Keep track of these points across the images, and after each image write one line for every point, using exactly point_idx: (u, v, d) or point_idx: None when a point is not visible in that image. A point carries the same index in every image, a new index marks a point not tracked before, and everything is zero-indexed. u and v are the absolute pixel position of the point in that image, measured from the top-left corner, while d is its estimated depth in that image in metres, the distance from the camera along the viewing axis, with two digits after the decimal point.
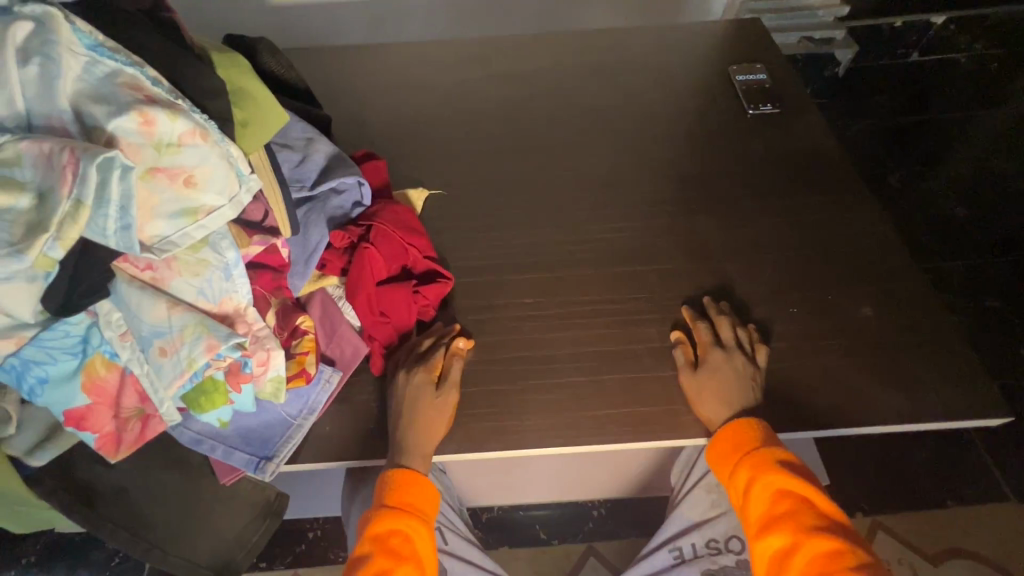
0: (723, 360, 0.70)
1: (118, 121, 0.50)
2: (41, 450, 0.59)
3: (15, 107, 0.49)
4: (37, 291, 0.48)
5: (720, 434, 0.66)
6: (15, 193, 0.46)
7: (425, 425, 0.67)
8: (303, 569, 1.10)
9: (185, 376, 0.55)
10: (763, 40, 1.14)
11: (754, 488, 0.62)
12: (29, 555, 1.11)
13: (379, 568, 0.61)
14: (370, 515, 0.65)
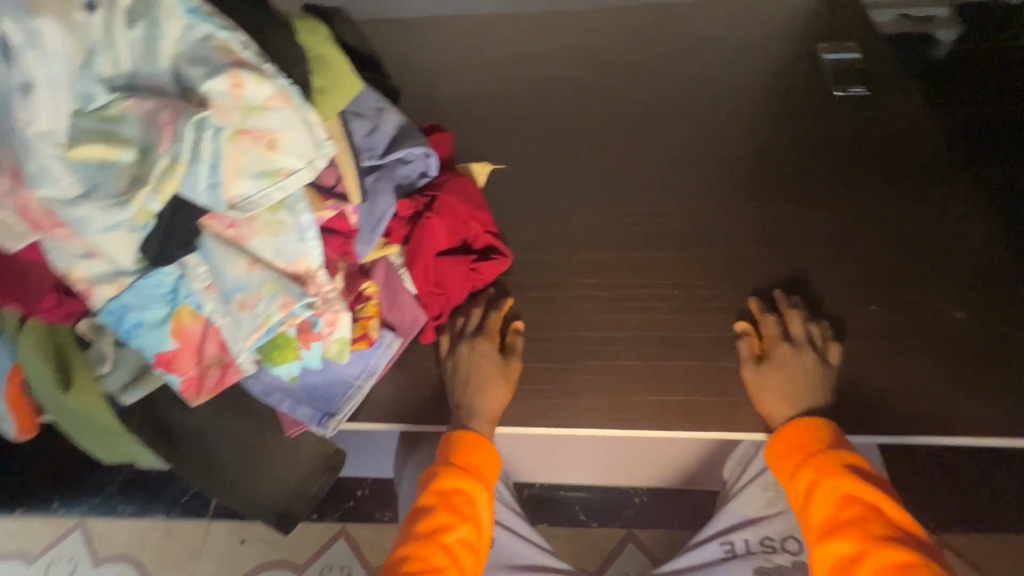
0: (790, 356, 0.67)
1: (212, 83, 0.52)
2: (132, 389, 0.65)
3: (121, 68, 0.51)
4: (135, 241, 0.53)
5: (784, 431, 0.63)
6: (120, 148, 0.50)
7: (490, 391, 0.69)
8: (351, 524, 1.15)
9: (262, 329, 0.59)
10: (857, 16, 1.05)
11: (818, 490, 0.59)
12: (111, 484, 1.23)
13: (440, 521, 0.62)
14: (435, 470, 0.66)
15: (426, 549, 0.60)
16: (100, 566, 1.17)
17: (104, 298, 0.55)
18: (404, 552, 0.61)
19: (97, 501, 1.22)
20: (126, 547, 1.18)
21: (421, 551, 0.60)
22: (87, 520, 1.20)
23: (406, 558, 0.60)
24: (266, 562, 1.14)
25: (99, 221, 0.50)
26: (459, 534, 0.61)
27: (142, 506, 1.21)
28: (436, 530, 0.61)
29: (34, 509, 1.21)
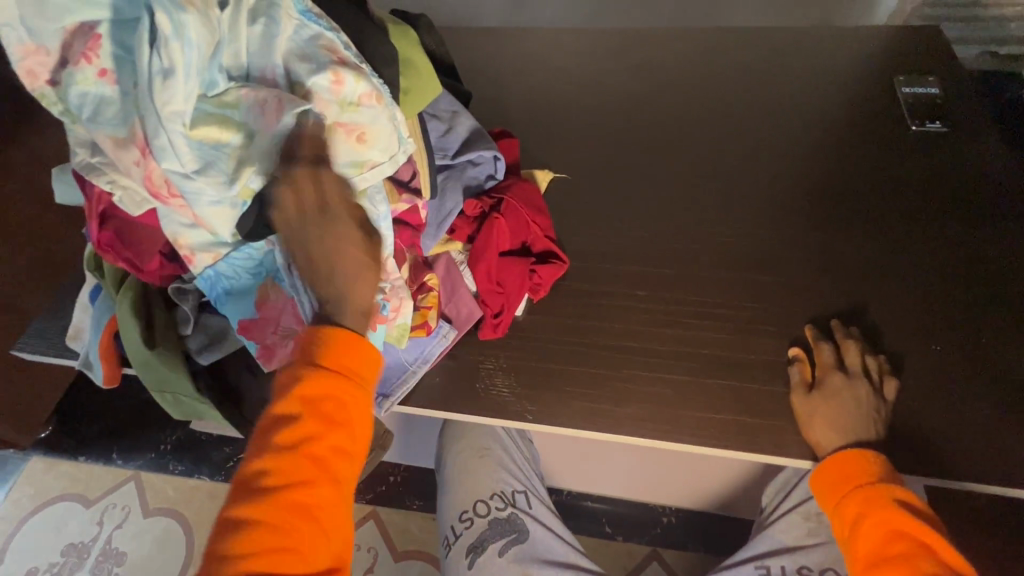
0: (844, 387, 0.66)
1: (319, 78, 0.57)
2: (207, 351, 0.72)
3: (239, 59, 0.57)
4: (235, 215, 0.58)
5: (829, 462, 0.63)
6: (231, 131, 0.54)
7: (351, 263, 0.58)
8: (382, 507, 1.19)
9: None
10: (937, 52, 1.03)
11: (865, 524, 0.58)
12: (166, 443, 1.32)
13: (306, 431, 0.51)
14: (297, 373, 0.54)
15: (292, 463, 0.50)
16: (149, 517, 1.25)
17: (202, 266, 0.61)
18: (263, 466, 0.51)
19: (152, 456, 1.31)
20: (174, 504, 1.26)
21: (284, 463, 0.50)
22: (141, 474, 1.29)
23: (265, 473, 0.50)
24: None
25: (208, 196, 0.56)
26: (332, 444, 0.52)
27: (191, 466, 1.29)
28: (302, 440, 0.51)
29: (97, 457, 1.31)
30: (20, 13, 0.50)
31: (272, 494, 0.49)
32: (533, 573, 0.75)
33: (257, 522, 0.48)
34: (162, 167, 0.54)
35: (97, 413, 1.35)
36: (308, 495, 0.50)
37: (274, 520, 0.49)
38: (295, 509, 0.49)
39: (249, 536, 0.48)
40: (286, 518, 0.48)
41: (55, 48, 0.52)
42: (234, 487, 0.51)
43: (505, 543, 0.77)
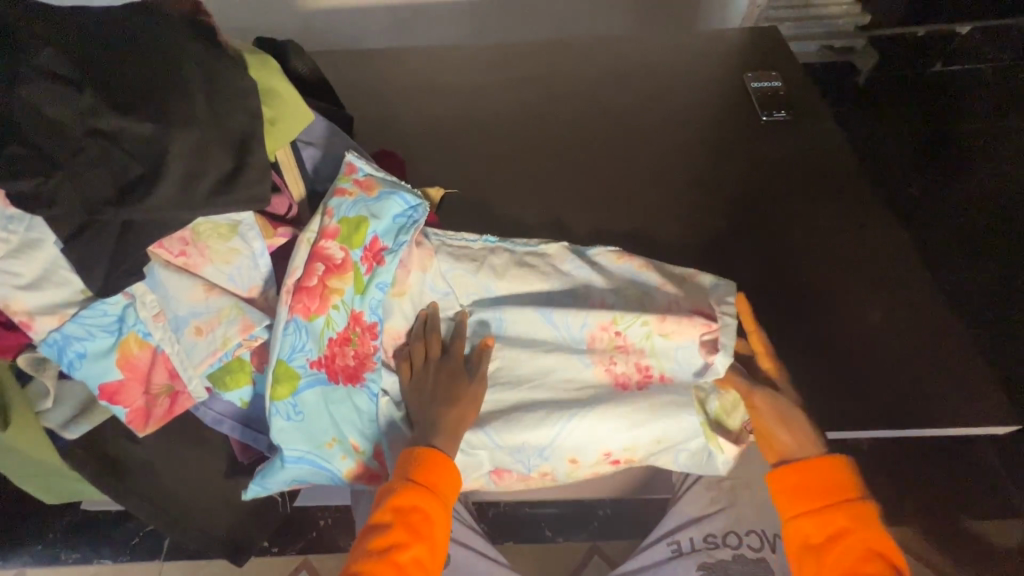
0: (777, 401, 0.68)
1: (529, 300, 0.70)
2: (75, 424, 0.64)
3: (258, 244, 0.62)
4: (183, 291, 0.59)
5: (804, 468, 0.63)
6: (231, 259, 0.61)
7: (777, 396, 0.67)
8: (313, 555, 1.12)
9: (217, 353, 0.59)
10: (781, 50, 1.15)
11: (838, 541, 0.61)
12: (55, 530, 1.16)
13: (394, 539, 0.61)
14: (391, 486, 0.63)
15: (378, 564, 0.60)
16: None
17: (45, 330, 0.55)
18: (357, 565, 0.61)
19: (39, 548, 1.14)
20: None
21: (374, 568, 0.60)
22: (27, 569, 1.13)
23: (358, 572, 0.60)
24: None
25: (178, 304, 0.59)
26: (412, 553, 0.61)
27: (89, 550, 1.14)
28: (391, 548, 0.61)
29: None
30: (211, 262, 0.61)
31: None
32: None
33: None
34: (177, 279, 0.59)
35: None
36: None
37: None
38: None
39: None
40: None
41: (206, 275, 0.61)
42: None
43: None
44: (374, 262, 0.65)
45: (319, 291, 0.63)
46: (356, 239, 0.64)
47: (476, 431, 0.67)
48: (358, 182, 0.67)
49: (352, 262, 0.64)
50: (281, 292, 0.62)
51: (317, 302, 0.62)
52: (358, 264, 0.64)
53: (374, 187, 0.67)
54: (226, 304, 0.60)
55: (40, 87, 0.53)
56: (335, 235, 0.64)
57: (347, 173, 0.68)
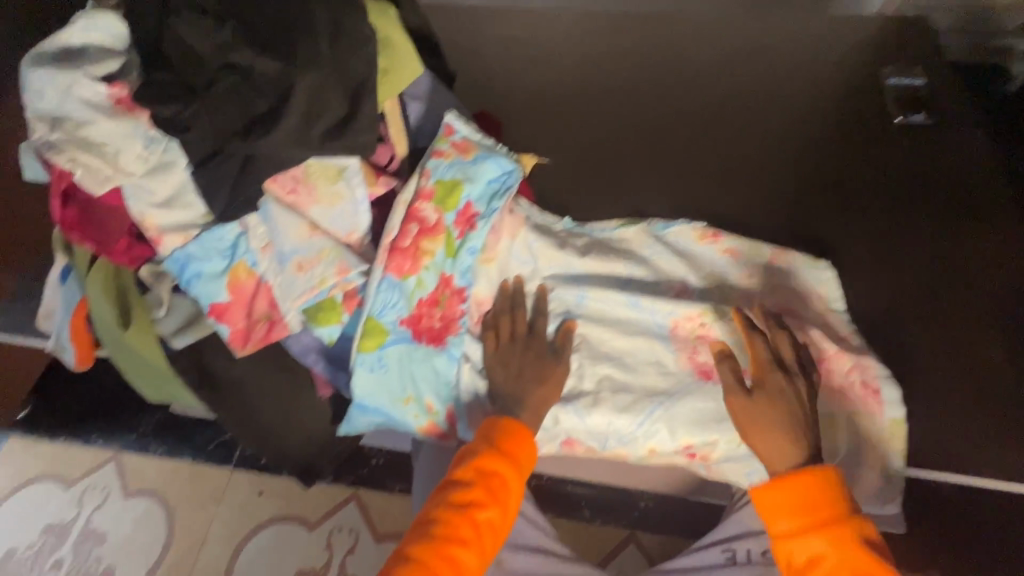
0: (781, 387, 0.62)
1: (613, 276, 0.71)
2: (182, 335, 0.70)
3: (360, 192, 0.64)
4: (290, 228, 0.62)
5: (791, 485, 0.58)
6: (336, 202, 0.64)
7: (768, 400, 0.62)
8: (363, 490, 1.19)
9: (315, 291, 0.62)
10: (928, 44, 1.03)
11: (821, 560, 0.55)
12: (146, 425, 1.29)
13: (473, 497, 0.59)
14: (475, 447, 0.62)
15: (455, 517, 0.58)
16: (129, 499, 1.23)
17: (171, 247, 0.60)
18: (432, 514, 0.58)
19: (132, 438, 1.28)
20: (155, 486, 1.24)
21: (451, 519, 0.57)
22: (122, 454, 1.27)
23: (432, 521, 0.58)
24: (279, 517, 1.19)
25: (285, 239, 0.62)
26: (490, 515, 0.59)
27: (172, 448, 1.27)
28: (470, 505, 0.58)
29: (74, 438, 1.28)
30: (317, 203, 0.63)
31: (432, 542, 0.56)
32: (504, 559, 0.76)
33: (417, 559, 0.55)
34: (288, 215, 0.62)
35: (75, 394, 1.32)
36: (459, 554, 0.56)
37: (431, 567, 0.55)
38: (449, 568, 0.55)
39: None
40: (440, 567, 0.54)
41: (312, 214, 0.64)
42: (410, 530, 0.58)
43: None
44: (467, 226, 0.67)
45: (412, 252, 0.65)
46: (451, 201, 0.67)
47: (559, 405, 0.68)
48: (455, 145, 0.69)
49: (445, 226, 0.66)
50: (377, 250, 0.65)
51: (410, 262, 0.65)
52: (453, 228, 0.67)
53: (470, 150, 0.69)
54: (327, 245, 0.63)
55: (186, 19, 0.56)
56: (430, 197, 0.66)
57: (445, 136, 0.69)
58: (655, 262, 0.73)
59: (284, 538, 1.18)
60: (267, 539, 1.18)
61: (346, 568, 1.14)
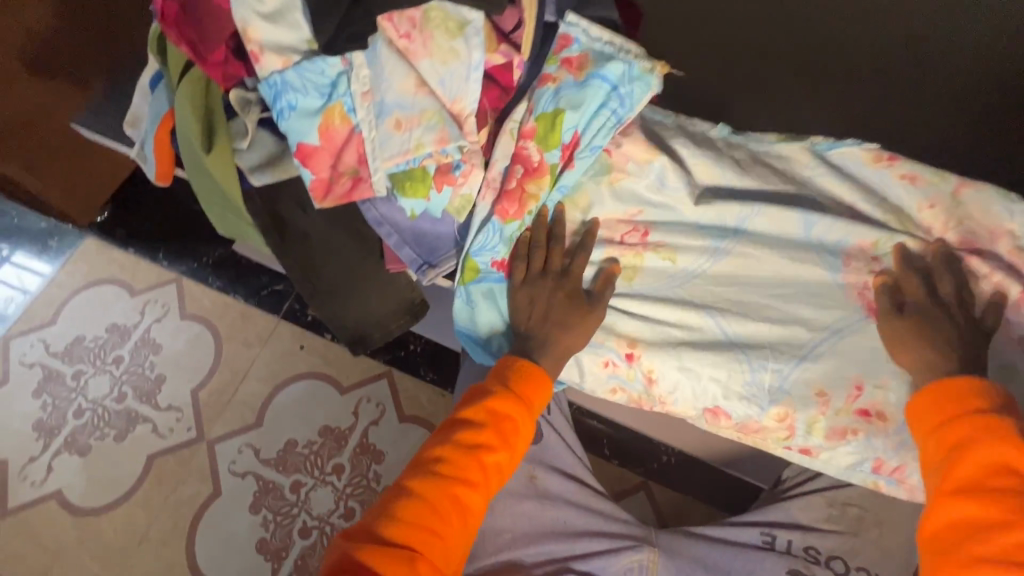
0: (941, 315, 0.63)
1: (774, 196, 0.69)
2: (260, 172, 0.67)
3: (476, 55, 0.56)
4: (396, 80, 0.56)
5: (936, 390, 0.60)
6: (450, 60, 0.56)
7: (926, 329, 0.62)
8: (397, 370, 1.22)
9: (408, 156, 0.57)
10: None
11: (969, 458, 0.56)
12: (208, 257, 1.34)
13: (485, 440, 0.60)
14: (490, 390, 0.63)
15: (463, 457, 0.59)
16: (184, 321, 1.30)
17: (269, 69, 0.54)
18: (439, 451, 0.60)
19: (195, 266, 1.33)
20: (208, 314, 1.30)
21: (459, 458, 0.59)
22: (183, 279, 1.33)
23: (438, 459, 0.59)
24: (315, 373, 1.23)
25: (389, 89, 0.56)
26: (496, 457, 0.61)
27: (229, 285, 1.32)
28: (479, 446, 0.60)
29: (145, 252, 1.35)
30: (429, 57, 0.56)
31: (437, 479, 0.58)
32: (537, 476, 0.73)
33: (421, 492, 0.57)
34: (397, 64, 0.56)
35: (149, 211, 1.37)
36: (463, 493, 0.58)
37: (434, 501, 0.57)
38: (457, 506, 0.57)
39: (404, 529, 0.55)
40: (444, 504, 0.56)
41: (420, 68, 0.56)
42: (414, 462, 0.60)
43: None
44: (566, 163, 0.65)
45: (517, 195, 0.65)
46: (553, 139, 0.64)
47: (653, 355, 0.70)
48: (567, 63, 0.65)
49: (548, 167, 0.65)
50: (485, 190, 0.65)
51: (514, 208, 0.65)
52: (552, 165, 0.65)
53: (584, 67, 0.64)
54: (431, 108, 0.57)
55: None
56: (532, 135, 0.64)
57: (557, 55, 0.65)
58: (820, 185, 0.70)
59: (316, 393, 1.22)
60: (301, 390, 1.22)
61: (366, 435, 1.18)
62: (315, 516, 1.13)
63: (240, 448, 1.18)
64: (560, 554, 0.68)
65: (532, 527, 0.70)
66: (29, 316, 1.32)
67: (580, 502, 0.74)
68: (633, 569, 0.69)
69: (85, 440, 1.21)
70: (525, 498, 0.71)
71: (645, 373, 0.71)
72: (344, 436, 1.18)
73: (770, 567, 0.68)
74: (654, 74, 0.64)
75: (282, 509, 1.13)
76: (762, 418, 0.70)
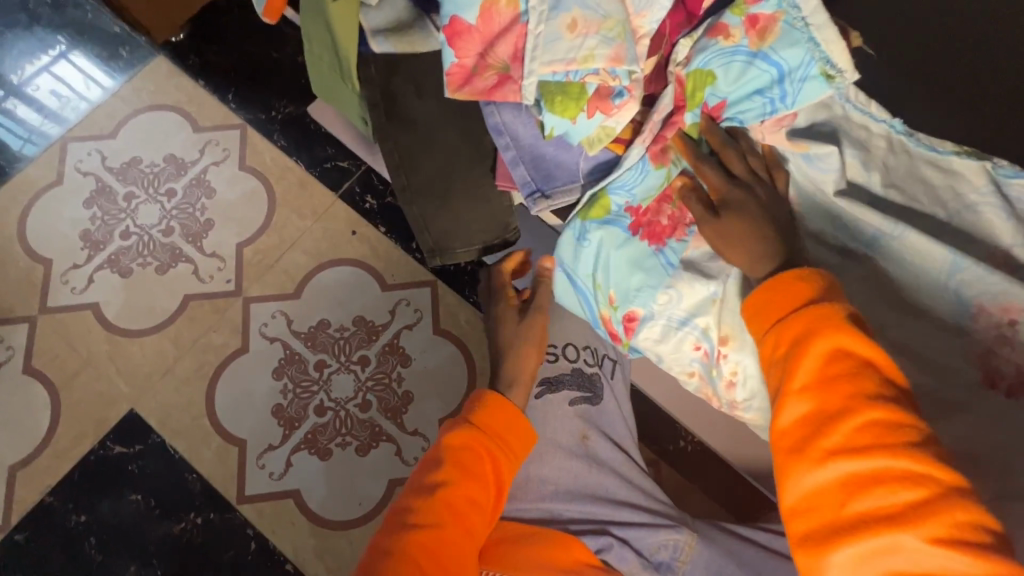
0: (744, 196, 0.56)
1: (924, 212, 0.61)
2: (382, 37, 0.60)
3: None
4: None
5: (770, 282, 0.53)
6: None
7: (743, 213, 0.56)
8: (442, 283, 1.19)
9: (572, 65, 0.48)
10: None
11: (807, 346, 0.49)
12: (278, 112, 1.27)
13: (452, 479, 0.60)
14: (451, 429, 0.65)
15: (433, 502, 0.59)
16: (241, 171, 1.26)
17: None
18: (411, 502, 0.60)
19: (262, 117, 1.27)
20: (266, 172, 1.25)
21: (429, 504, 0.59)
22: (248, 128, 1.27)
23: (412, 510, 0.59)
24: (361, 262, 1.20)
25: None
26: (465, 491, 0.60)
27: (293, 147, 1.26)
28: (445, 484, 0.60)
29: (214, 89, 1.28)
30: None
31: (413, 531, 0.57)
32: (590, 436, 0.73)
33: (399, 549, 0.56)
34: None
35: (225, 46, 1.29)
36: (438, 535, 0.57)
37: (412, 552, 0.55)
38: (436, 550, 0.56)
39: (417, 534, 0.57)
40: (419, 552, 0.55)
41: None
42: (390, 517, 0.60)
43: (577, 397, 0.75)
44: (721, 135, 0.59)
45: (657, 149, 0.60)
46: (700, 100, 0.57)
47: (738, 356, 0.59)
48: (752, 21, 0.54)
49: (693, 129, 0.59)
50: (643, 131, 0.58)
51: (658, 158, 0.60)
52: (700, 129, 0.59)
53: (768, 32, 0.54)
54: (614, 14, 0.48)
55: None
56: (682, 93, 0.57)
57: (746, 4, 0.54)
58: (986, 216, 0.60)
59: (357, 282, 1.20)
60: (344, 274, 1.20)
61: (398, 337, 1.17)
62: (333, 398, 1.14)
63: (274, 314, 1.18)
64: (599, 516, 0.69)
65: (573, 485, 0.71)
66: (90, 123, 1.28)
67: (623, 473, 0.73)
68: (667, 547, 0.68)
69: (128, 263, 1.21)
70: (573, 456, 0.71)
71: (725, 373, 0.61)
72: (377, 331, 1.17)
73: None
74: (836, 79, 0.54)
75: (303, 383, 1.15)
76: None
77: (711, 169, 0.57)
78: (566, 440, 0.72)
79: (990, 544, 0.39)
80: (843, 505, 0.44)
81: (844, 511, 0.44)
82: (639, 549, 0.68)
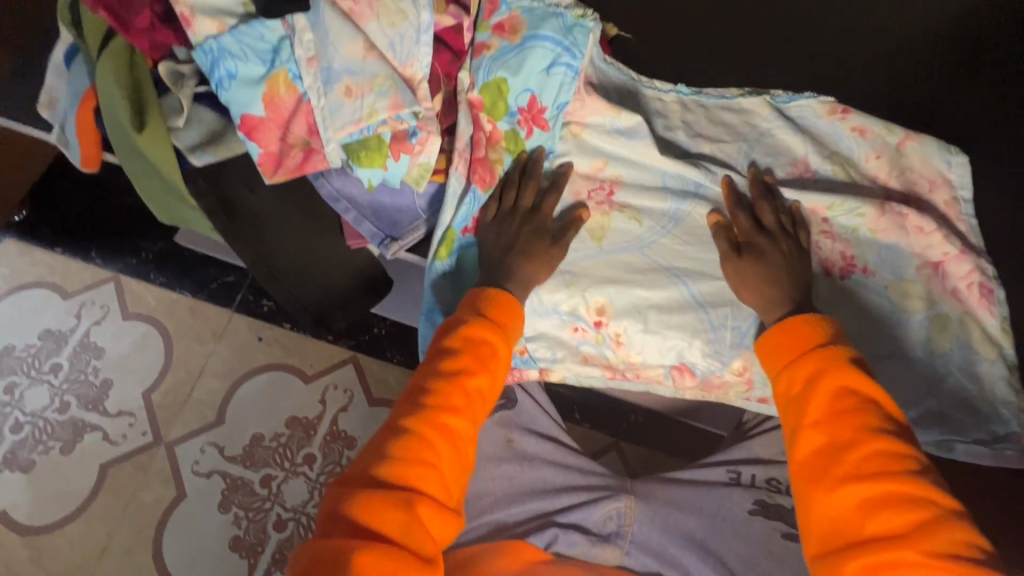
0: (768, 245, 0.67)
1: (728, 149, 0.74)
2: (200, 151, 0.63)
3: (421, 18, 0.56)
4: (345, 43, 0.54)
5: (781, 327, 0.63)
6: (399, 21, 0.56)
7: (766, 261, 0.66)
8: (361, 355, 1.20)
9: (361, 124, 0.55)
10: None
11: (819, 384, 0.59)
12: (148, 251, 1.25)
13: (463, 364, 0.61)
14: (462, 317, 0.64)
15: (445, 386, 0.60)
16: (126, 321, 1.22)
17: (202, 34, 0.53)
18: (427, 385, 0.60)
19: (133, 262, 1.25)
20: (153, 312, 1.22)
21: (442, 390, 0.59)
22: (121, 276, 1.24)
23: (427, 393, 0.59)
24: (277, 364, 1.19)
25: (336, 53, 0.54)
26: (478, 381, 0.61)
27: (173, 279, 1.24)
28: (459, 372, 0.60)
29: (74, 251, 1.25)
30: (377, 17, 0.55)
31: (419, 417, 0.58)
32: (515, 438, 0.77)
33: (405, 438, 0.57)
34: (345, 26, 0.54)
35: (73, 207, 1.27)
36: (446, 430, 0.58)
37: (423, 435, 0.57)
38: (439, 436, 0.57)
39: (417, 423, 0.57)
40: (429, 440, 0.57)
41: (368, 32, 0.55)
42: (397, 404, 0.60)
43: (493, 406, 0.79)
44: (533, 125, 0.68)
45: (486, 163, 0.68)
46: (500, 108, 0.67)
47: (618, 318, 0.71)
48: (499, 28, 0.66)
49: (505, 131, 0.68)
50: (458, 159, 0.68)
51: (489, 173, 0.69)
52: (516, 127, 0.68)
53: (516, 30, 0.66)
54: (381, 71, 0.55)
55: None
56: (482, 106, 0.67)
57: (487, 22, 0.66)
58: (776, 135, 0.74)
59: (280, 384, 1.18)
60: (263, 381, 1.18)
61: (336, 423, 1.16)
62: (289, 507, 1.10)
63: (203, 447, 1.14)
64: (540, 510, 0.73)
65: (512, 488, 0.75)
66: None
67: (556, 460, 0.77)
68: (612, 517, 0.73)
69: (27, 455, 1.13)
70: (503, 461, 0.76)
71: (612, 336, 0.72)
72: (312, 425, 1.15)
73: (735, 501, 0.73)
74: (587, 18, 0.67)
75: (253, 504, 1.10)
76: (725, 372, 0.72)
77: (744, 219, 0.69)
78: (492, 449, 0.76)
79: (976, 558, 0.49)
80: (860, 526, 0.53)
81: (861, 530, 0.53)
82: (586, 529, 0.72)
